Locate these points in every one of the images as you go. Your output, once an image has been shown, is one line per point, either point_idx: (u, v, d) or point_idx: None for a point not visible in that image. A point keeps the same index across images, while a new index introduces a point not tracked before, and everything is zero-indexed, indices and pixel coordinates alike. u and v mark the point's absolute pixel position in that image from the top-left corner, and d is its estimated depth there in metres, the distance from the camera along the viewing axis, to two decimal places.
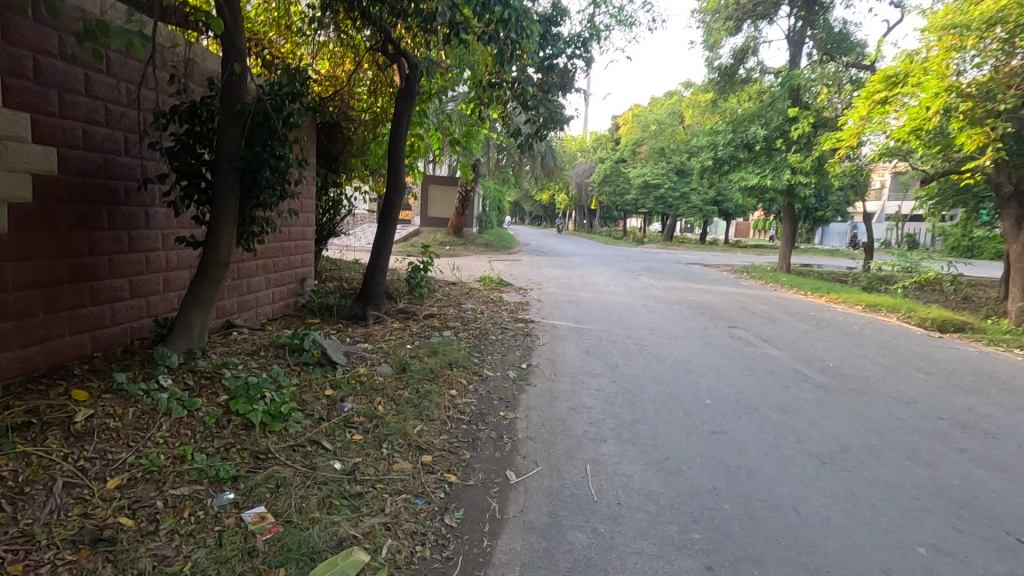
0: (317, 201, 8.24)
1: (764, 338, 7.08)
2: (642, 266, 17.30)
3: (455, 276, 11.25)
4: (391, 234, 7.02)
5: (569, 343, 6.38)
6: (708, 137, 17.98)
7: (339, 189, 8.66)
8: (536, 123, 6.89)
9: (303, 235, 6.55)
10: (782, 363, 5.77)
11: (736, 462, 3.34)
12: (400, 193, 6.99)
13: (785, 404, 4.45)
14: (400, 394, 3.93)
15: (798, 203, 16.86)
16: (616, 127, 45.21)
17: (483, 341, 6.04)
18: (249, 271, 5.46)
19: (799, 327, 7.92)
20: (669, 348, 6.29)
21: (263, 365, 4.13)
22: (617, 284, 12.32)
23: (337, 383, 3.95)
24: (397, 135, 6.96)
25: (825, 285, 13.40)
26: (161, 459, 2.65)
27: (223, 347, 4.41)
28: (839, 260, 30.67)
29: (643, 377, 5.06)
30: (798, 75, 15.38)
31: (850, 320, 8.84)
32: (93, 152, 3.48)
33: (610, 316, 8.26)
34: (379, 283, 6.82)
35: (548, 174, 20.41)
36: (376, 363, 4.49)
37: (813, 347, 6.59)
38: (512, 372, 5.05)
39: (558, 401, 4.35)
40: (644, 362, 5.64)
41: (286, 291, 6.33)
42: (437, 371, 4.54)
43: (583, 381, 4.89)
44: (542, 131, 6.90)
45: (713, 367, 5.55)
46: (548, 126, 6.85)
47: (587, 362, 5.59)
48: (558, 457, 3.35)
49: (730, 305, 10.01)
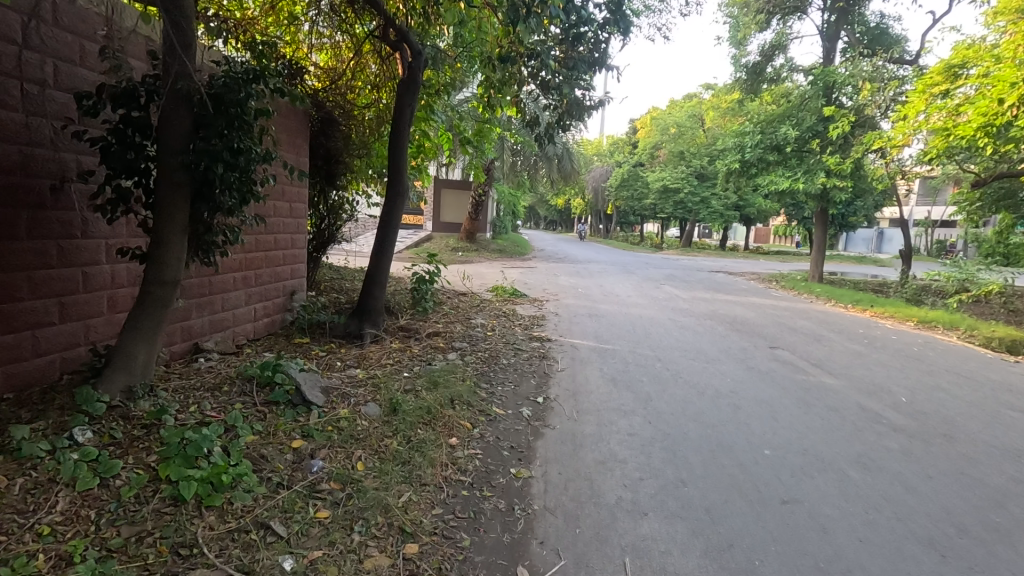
0: (315, 205, 7.59)
1: (814, 362, 6.19)
2: (663, 275, 16.44)
3: (465, 286, 10.51)
4: (392, 244, 6.26)
5: (591, 369, 5.57)
6: (735, 139, 17.05)
7: (341, 191, 8.00)
8: (556, 107, 6.14)
9: (291, 243, 5.86)
10: (844, 396, 4.90)
11: (825, 553, 2.51)
12: (402, 199, 6.25)
13: (864, 456, 3.60)
14: (385, 446, 3.17)
15: (832, 208, 15.86)
16: (633, 131, 44.42)
17: (492, 367, 5.26)
18: (224, 286, 4.75)
19: (851, 348, 7.02)
20: (708, 375, 5.44)
21: (223, 405, 3.39)
22: (639, 295, 11.47)
23: (309, 430, 3.20)
24: (401, 129, 6.19)
25: (864, 297, 12.42)
26: (37, 562, 1.98)
27: (180, 380, 3.68)
28: (869, 267, 29.39)
29: (683, 417, 4.23)
30: (833, 71, 14.43)
31: (904, 338, 7.91)
32: (4, 143, 2.78)
33: (635, 333, 7.43)
34: (377, 297, 6.08)
35: (564, 177, 19.61)
36: (361, 400, 3.72)
37: (873, 375, 5.70)
38: (526, 409, 4.25)
39: (583, 451, 3.53)
40: (681, 395, 4.81)
41: (271, 306, 5.61)
42: (436, 411, 3.75)
43: (611, 422, 4.08)
44: (564, 117, 6.14)
45: (763, 401, 4.70)
46: (570, 112, 6.08)
47: (614, 394, 4.76)
48: (586, 543, 2.55)
49: (766, 320, 9.10)
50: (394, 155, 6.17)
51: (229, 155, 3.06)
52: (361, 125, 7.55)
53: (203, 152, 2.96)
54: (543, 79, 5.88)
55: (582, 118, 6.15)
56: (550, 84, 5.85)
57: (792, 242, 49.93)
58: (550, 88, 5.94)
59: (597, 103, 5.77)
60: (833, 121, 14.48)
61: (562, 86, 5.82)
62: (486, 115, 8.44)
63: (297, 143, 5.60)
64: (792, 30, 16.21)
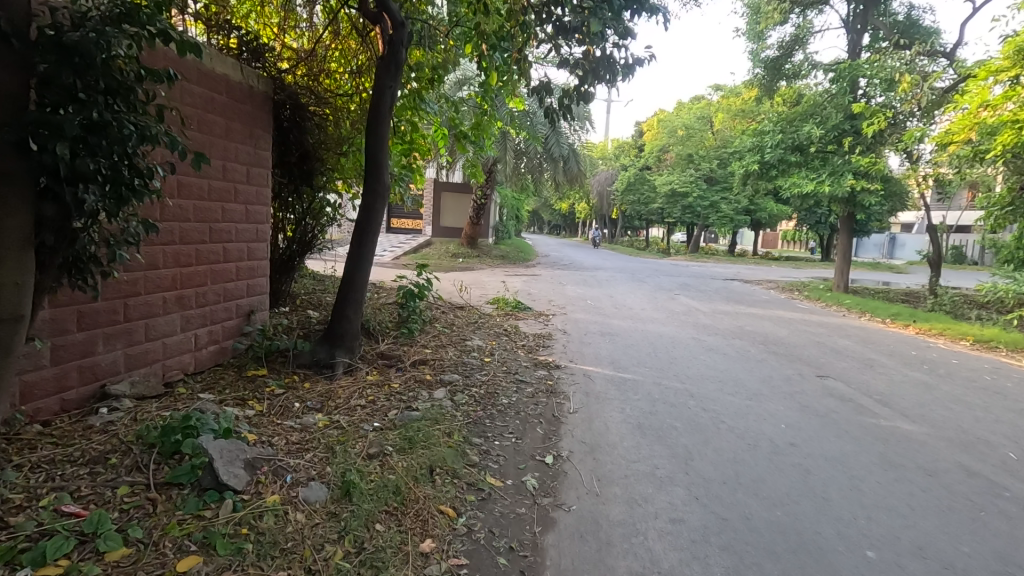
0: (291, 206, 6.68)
1: (879, 399, 5.14)
2: (676, 283, 15.39)
3: (462, 298, 9.51)
4: (370, 255, 5.22)
5: (610, 410, 4.52)
6: (753, 139, 16.05)
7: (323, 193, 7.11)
8: (579, 64, 4.99)
9: (246, 254, 4.85)
10: (937, 453, 3.86)
11: None
12: (382, 200, 5.18)
13: (1009, 565, 2.57)
14: (323, 566, 2.16)
15: (859, 212, 14.82)
16: (640, 134, 43.40)
17: (489, 409, 4.23)
18: (146, 309, 3.75)
19: (914, 378, 5.95)
20: (756, 420, 4.39)
21: (96, 493, 2.37)
22: (654, 307, 10.46)
23: (212, 536, 2.16)
24: (379, 113, 5.10)
25: (899, 309, 11.38)
26: None
27: (50, 450, 2.66)
28: (888, 275, 28.20)
29: (739, 489, 3.19)
30: (861, 64, 13.38)
31: (969, 363, 6.82)
32: None
33: (657, 357, 6.39)
34: (351, 319, 5.08)
35: (571, 181, 18.14)
36: (301, 477, 2.69)
37: (958, 418, 4.65)
38: (531, 478, 3.21)
39: (612, 555, 2.51)
40: (728, 450, 3.76)
41: (220, 331, 4.59)
42: (405, 492, 2.73)
43: (646, 499, 3.05)
44: (592, 76, 4.98)
45: (837, 460, 3.65)
46: (598, 70, 4.95)
47: (643, 450, 3.73)
48: None
49: (801, 338, 8.07)
50: (371, 147, 5.10)
51: (84, 132, 2.04)
52: (343, 117, 6.60)
53: (38, 126, 1.93)
54: (562, 19, 4.75)
55: (614, 80, 5.01)
56: (568, 25, 4.72)
57: (803, 247, 48.63)
58: (570, 31, 4.83)
59: (635, 57, 4.59)
60: (861, 119, 13.45)
61: (586, 26, 4.69)
62: (484, 105, 7.46)
63: (242, 133, 4.68)
64: (815, 23, 15.23)
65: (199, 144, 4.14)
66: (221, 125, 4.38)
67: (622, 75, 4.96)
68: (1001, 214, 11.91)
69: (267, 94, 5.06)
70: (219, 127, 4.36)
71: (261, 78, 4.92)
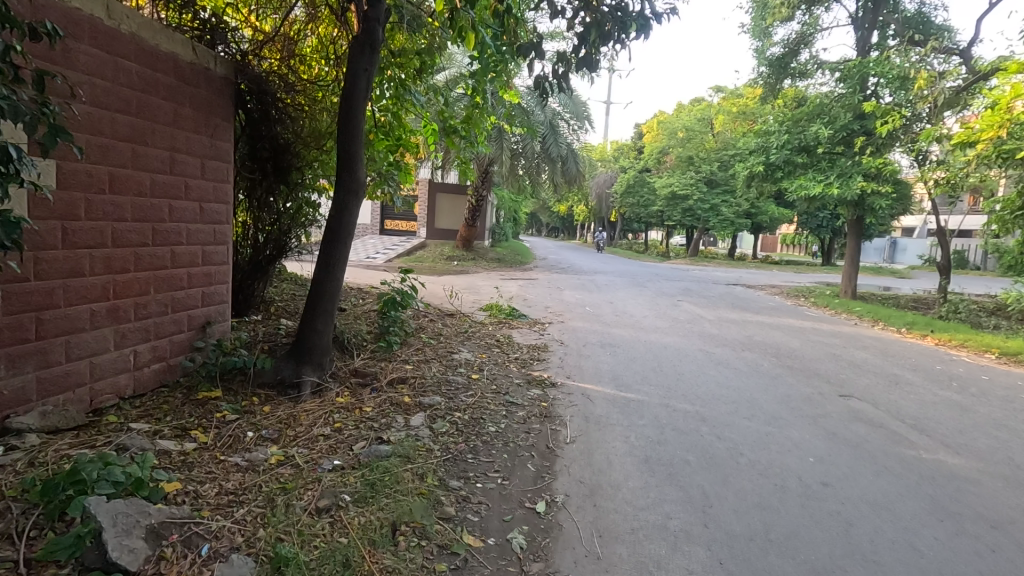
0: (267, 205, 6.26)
1: (913, 424, 4.58)
2: (678, 289, 14.83)
3: (453, 305, 8.97)
4: (343, 262, 4.65)
5: (612, 439, 3.96)
6: (757, 139, 15.56)
7: (305, 191, 6.74)
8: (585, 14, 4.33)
9: (200, 257, 4.29)
10: (996, 496, 3.31)
11: None
12: (356, 199, 4.60)
13: None
14: None
15: (869, 216, 14.28)
16: (639, 136, 42.91)
17: (472, 441, 3.65)
18: (69, 324, 3.20)
19: (945, 399, 5.40)
20: (779, 450, 3.84)
21: None
22: (656, 315, 9.91)
23: None
24: (353, 101, 4.52)
25: (914, 317, 10.85)
26: None
27: None
28: (892, 280, 27.71)
29: (771, 549, 2.63)
30: (871, 62, 12.89)
31: (1001, 380, 6.26)
32: None
33: (662, 373, 5.82)
34: (321, 332, 4.53)
35: (569, 183, 17.57)
36: (224, 549, 2.13)
37: (1007, 449, 4.11)
38: (519, 536, 2.64)
39: None
40: (752, 492, 3.20)
41: (169, 346, 4.03)
42: (357, 566, 2.17)
43: (659, 565, 2.49)
44: (599, 33, 4.29)
45: (882, 507, 3.09)
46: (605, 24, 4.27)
47: (653, 493, 3.16)
48: None
49: (816, 350, 7.53)
50: (342, 139, 4.51)
51: None
52: (321, 109, 6.14)
53: None
54: None
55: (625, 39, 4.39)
56: None
57: (803, 251, 48.27)
58: None
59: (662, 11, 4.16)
60: (873, 118, 12.93)
61: None
62: (477, 98, 6.90)
63: (195, 121, 4.12)
64: (822, 20, 14.75)
65: (137, 131, 3.58)
66: (167, 110, 3.82)
67: (636, 30, 4.32)
68: (1012, 219, 11.03)
69: (228, 78, 4.50)
70: (165, 113, 3.80)
71: (221, 60, 4.36)
